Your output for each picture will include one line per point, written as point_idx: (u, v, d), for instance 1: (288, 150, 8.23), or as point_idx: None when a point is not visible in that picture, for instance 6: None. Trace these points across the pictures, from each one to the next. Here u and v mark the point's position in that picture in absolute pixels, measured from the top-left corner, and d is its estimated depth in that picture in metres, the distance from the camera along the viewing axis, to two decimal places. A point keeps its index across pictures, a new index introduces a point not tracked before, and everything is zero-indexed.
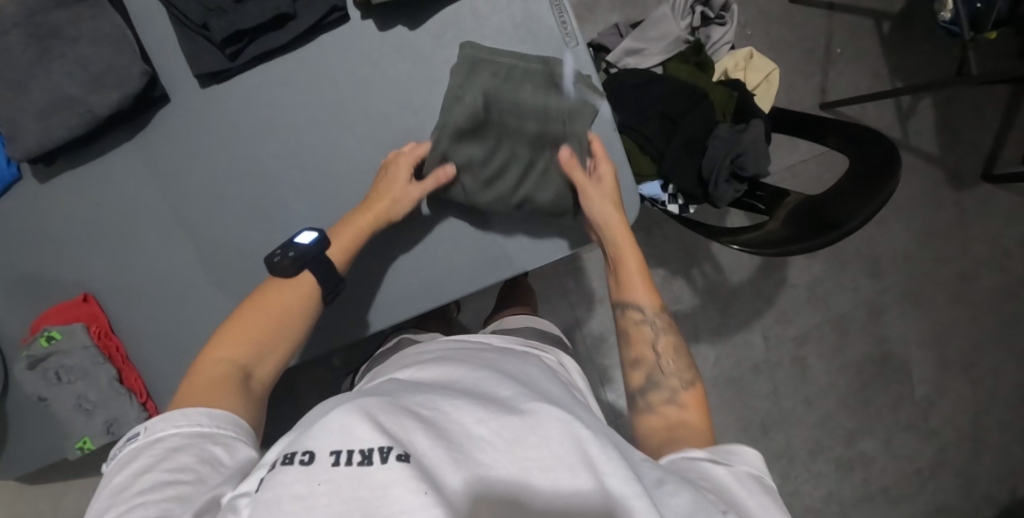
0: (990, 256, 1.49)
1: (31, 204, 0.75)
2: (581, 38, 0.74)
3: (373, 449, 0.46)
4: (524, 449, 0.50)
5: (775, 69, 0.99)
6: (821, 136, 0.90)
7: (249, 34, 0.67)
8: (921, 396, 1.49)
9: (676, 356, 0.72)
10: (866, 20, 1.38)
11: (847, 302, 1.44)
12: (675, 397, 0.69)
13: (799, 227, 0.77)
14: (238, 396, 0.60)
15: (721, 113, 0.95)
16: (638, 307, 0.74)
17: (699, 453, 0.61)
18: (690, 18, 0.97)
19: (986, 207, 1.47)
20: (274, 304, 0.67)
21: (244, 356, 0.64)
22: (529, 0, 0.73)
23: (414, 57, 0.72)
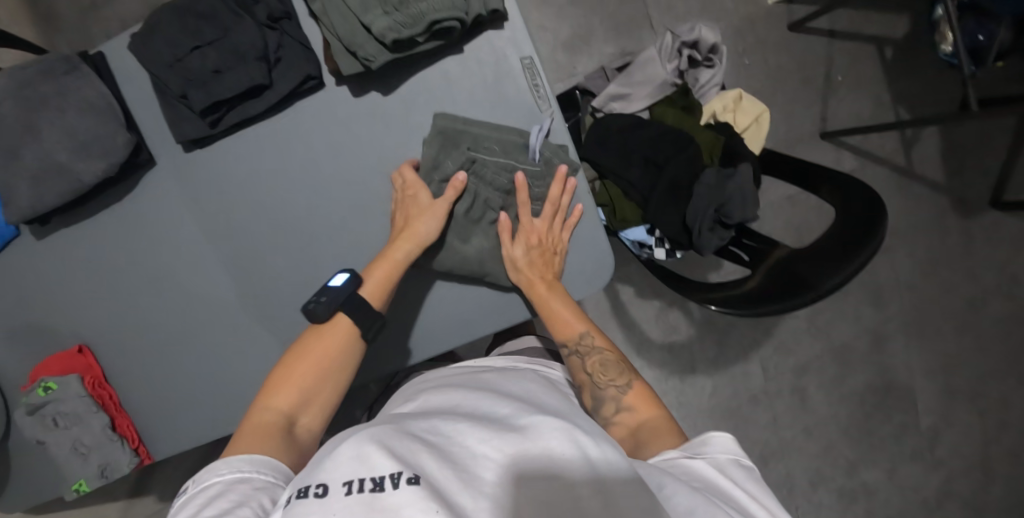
0: (1000, 284, 1.45)
1: (26, 259, 0.78)
2: (553, 101, 0.75)
3: (385, 475, 0.48)
4: (528, 462, 0.53)
5: (765, 111, 0.99)
6: (814, 187, 0.90)
7: (227, 103, 0.69)
8: (926, 426, 1.47)
9: (607, 369, 0.73)
10: (867, 47, 1.36)
11: (848, 331, 1.42)
12: (621, 404, 0.71)
13: (778, 285, 0.77)
14: (285, 444, 0.61)
15: (709, 158, 0.95)
16: (564, 341, 0.76)
17: (675, 453, 0.63)
18: (677, 61, 0.98)
19: (995, 234, 1.44)
20: (320, 344, 0.68)
21: (290, 402, 0.65)
22: (501, 63, 0.74)
23: (386, 122, 0.74)
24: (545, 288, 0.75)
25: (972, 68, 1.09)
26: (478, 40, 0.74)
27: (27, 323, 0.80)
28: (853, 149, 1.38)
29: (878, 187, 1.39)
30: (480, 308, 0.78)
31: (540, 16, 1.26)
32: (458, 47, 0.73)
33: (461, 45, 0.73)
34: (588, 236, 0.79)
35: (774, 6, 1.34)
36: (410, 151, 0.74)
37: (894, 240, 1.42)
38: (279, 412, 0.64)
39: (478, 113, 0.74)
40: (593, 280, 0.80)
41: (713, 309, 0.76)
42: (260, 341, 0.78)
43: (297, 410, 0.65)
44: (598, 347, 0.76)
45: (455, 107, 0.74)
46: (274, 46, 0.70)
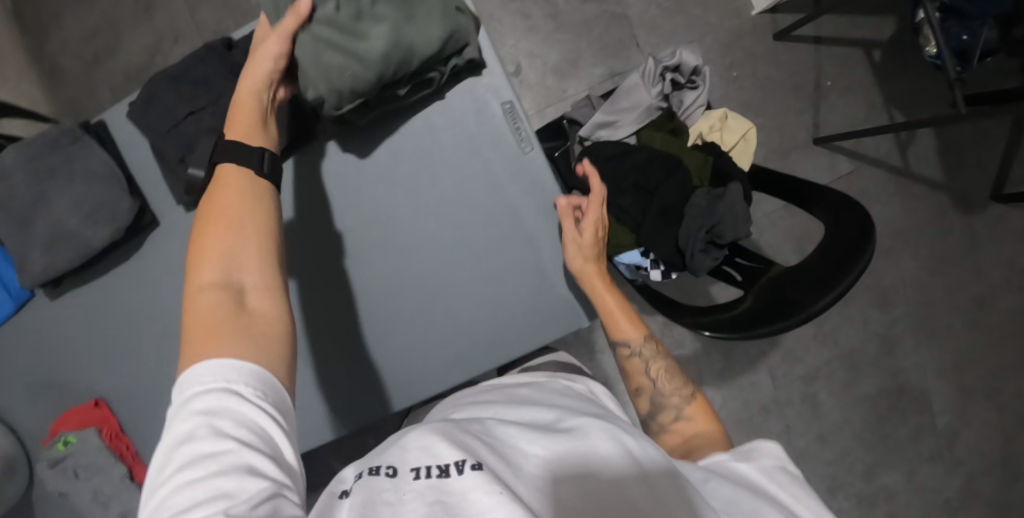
0: (1007, 278, 1.44)
1: (43, 319, 0.82)
2: (535, 140, 0.76)
3: (450, 462, 0.49)
4: (578, 460, 0.53)
5: (752, 128, 1.01)
6: (807, 206, 0.91)
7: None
8: (943, 426, 1.45)
9: (670, 377, 0.77)
10: (856, 51, 1.37)
11: (856, 336, 1.42)
12: (681, 413, 0.75)
13: (770, 305, 0.79)
14: (234, 326, 0.54)
15: (698, 179, 0.96)
16: (625, 341, 0.79)
17: (724, 456, 0.63)
18: (660, 85, 1.00)
19: (999, 229, 1.42)
20: (227, 201, 0.61)
21: (218, 271, 0.57)
22: (481, 108, 0.76)
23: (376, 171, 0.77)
24: (602, 272, 0.77)
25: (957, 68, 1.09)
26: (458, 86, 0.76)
27: (44, 381, 0.83)
28: (848, 153, 1.39)
29: (876, 190, 1.39)
30: (473, 344, 0.80)
31: (527, 44, 1.28)
32: (440, 96, 0.76)
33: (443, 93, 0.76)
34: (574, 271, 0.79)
35: (757, 17, 1.36)
36: (401, 198, 0.78)
37: (897, 242, 1.41)
38: (213, 286, 0.56)
39: (459, 158, 0.77)
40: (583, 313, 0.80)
41: (707, 335, 0.77)
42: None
43: (232, 274, 0.57)
44: (659, 352, 0.79)
45: (438, 157, 0.77)
46: None
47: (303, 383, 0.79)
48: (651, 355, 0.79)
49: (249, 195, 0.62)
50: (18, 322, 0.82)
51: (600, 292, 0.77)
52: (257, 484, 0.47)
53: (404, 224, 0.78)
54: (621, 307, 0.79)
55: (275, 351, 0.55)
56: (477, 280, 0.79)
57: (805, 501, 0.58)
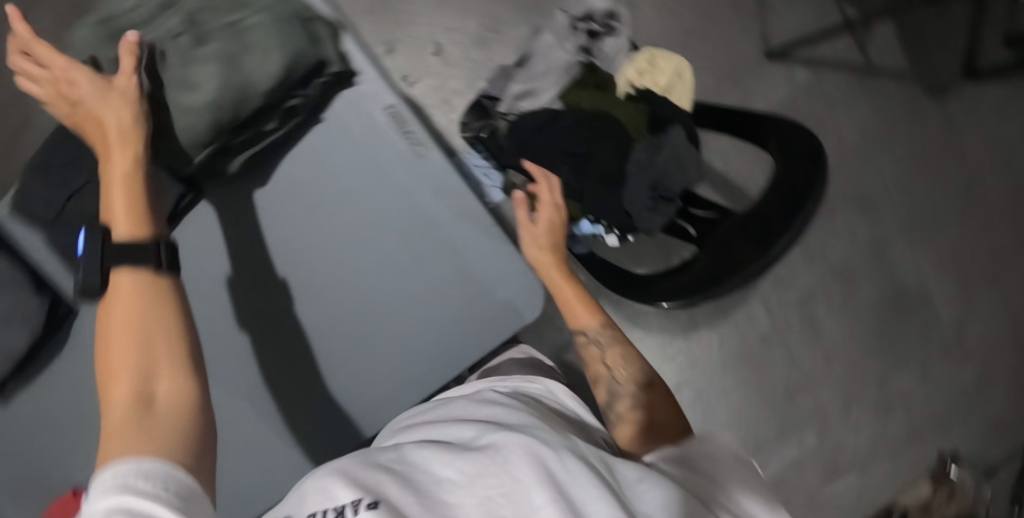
0: (987, 159, 1.39)
1: None
2: (427, 142, 0.81)
3: (346, 504, 0.42)
4: (483, 479, 0.45)
5: (684, 64, 0.93)
6: (760, 139, 0.83)
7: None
8: (949, 320, 1.42)
9: (626, 365, 0.70)
10: None
11: (845, 248, 1.36)
12: (636, 401, 0.65)
13: (722, 257, 0.76)
14: (134, 439, 0.42)
15: (636, 129, 0.90)
16: (581, 329, 0.75)
17: (673, 448, 0.56)
18: (575, 39, 0.94)
19: (971, 109, 1.37)
20: (129, 300, 0.51)
21: (130, 375, 0.47)
22: (369, 125, 0.81)
23: (295, 210, 0.78)
24: (557, 260, 0.78)
25: None
26: (340, 107, 0.81)
27: None
28: (804, 61, 1.31)
29: (841, 95, 1.32)
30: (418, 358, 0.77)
31: (441, 19, 1.20)
32: (317, 117, 0.80)
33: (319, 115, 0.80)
34: (501, 260, 0.80)
35: None
36: (314, 226, 0.78)
37: (874, 144, 1.34)
38: (130, 393, 0.46)
39: (363, 177, 0.80)
40: (513, 303, 0.79)
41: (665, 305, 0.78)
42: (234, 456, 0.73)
43: (150, 374, 0.47)
44: (617, 339, 0.73)
45: (334, 176, 0.79)
46: None
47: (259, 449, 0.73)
48: (608, 343, 0.73)
49: (147, 304, 0.51)
50: None
51: (553, 276, 0.77)
52: None
53: (333, 252, 0.78)
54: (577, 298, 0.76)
55: (173, 446, 0.43)
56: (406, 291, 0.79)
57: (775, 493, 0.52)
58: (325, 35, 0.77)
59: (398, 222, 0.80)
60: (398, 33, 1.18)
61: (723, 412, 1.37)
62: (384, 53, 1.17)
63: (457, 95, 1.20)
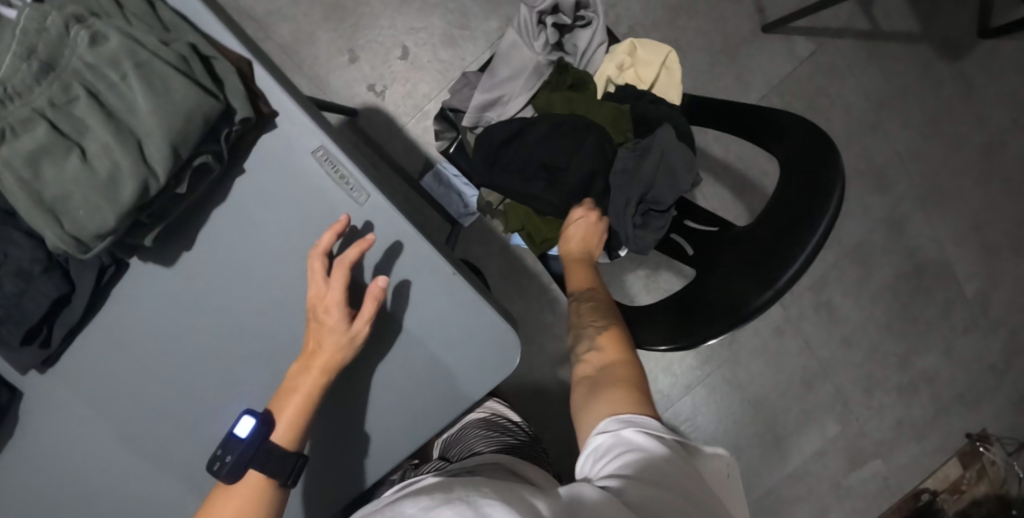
0: (1012, 116, 1.25)
1: None
2: (367, 185, 0.63)
3: None
4: None
5: (671, 51, 0.86)
6: (756, 139, 0.76)
7: (44, 322, 0.60)
8: (973, 294, 1.33)
9: (594, 315, 0.72)
10: None
11: (859, 228, 1.26)
12: (592, 343, 0.70)
13: (726, 287, 0.69)
14: None
15: (619, 132, 0.82)
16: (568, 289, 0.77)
17: (615, 424, 0.58)
18: (544, 37, 0.85)
19: (991, 66, 1.23)
20: (238, 498, 0.59)
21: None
22: (292, 166, 0.62)
23: (218, 280, 0.64)
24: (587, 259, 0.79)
25: None
26: (256, 155, 0.62)
27: None
28: (804, 32, 1.20)
29: (843, 65, 1.21)
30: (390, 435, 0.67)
31: (404, 19, 1.11)
32: (239, 168, 0.62)
33: (239, 166, 0.62)
34: (469, 324, 0.66)
35: None
36: (240, 300, 0.64)
37: (882, 113, 1.21)
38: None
39: (291, 236, 0.63)
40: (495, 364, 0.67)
41: (663, 350, 0.70)
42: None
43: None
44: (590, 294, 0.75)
45: (260, 239, 0.63)
46: None
47: None
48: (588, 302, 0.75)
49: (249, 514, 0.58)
50: None
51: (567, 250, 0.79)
52: None
53: (278, 328, 0.65)
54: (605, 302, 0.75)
55: None
56: (367, 364, 0.66)
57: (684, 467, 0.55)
58: (230, 71, 0.57)
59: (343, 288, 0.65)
60: (360, 39, 1.10)
61: (737, 407, 1.32)
62: (348, 62, 1.10)
63: (430, 100, 1.12)
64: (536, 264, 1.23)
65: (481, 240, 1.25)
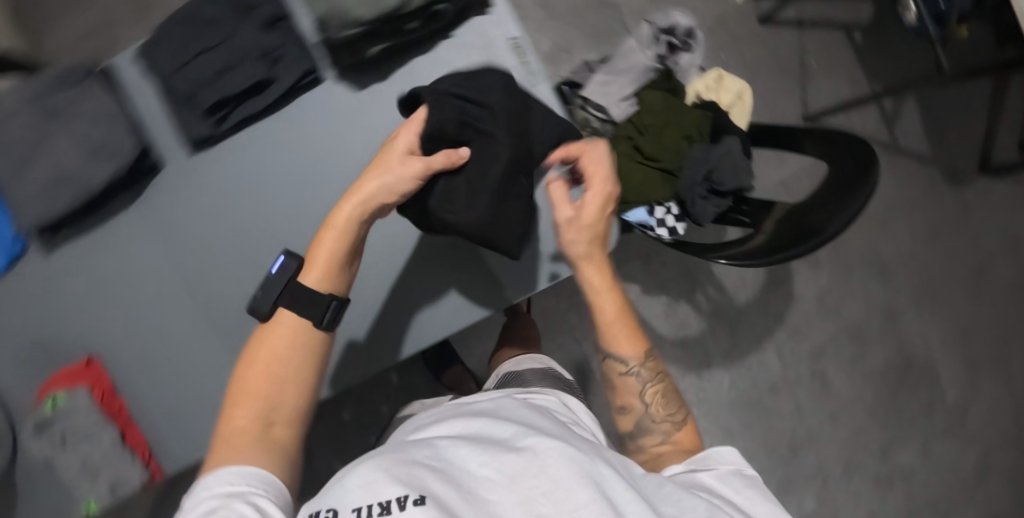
0: (1001, 246, 1.40)
1: (21, 278, 0.75)
2: (543, 75, 0.78)
3: (391, 499, 0.49)
4: (525, 481, 0.52)
5: (747, 87, 1.03)
6: (797, 145, 0.92)
7: (236, 100, 0.75)
8: (953, 400, 1.42)
9: (664, 403, 0.71)
10: (835, 35, 1.24)
11: (860, 310, 1.36)
12: (667, 438, 0.68)
13: (787, 235, 0.80)
14: (261, 448, 0.55)
15: (698, 132, 0.99)
16: (620, 359, 0.71)
17: (681, 467, 0.62)
18: (654, 48, 1.01)
19: (985, 202, 1.36)
20: (278, 343, 0.61)
21: (256, 405, 0.58)
22: (488, 45, 0.78)
23: (385, 116, 0.77)
24: (610, 287, 0.72)
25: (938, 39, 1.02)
26: (467, 27, 0.78)
27: (26, 343, 0.75)
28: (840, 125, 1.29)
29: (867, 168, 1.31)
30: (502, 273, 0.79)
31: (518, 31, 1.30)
32: (450, 31, 0.77)
33: (453, 30, 0.77)
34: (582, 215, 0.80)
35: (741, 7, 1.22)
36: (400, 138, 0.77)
37: (892, 211, 1.34)
38: (248, 419, 0.57)
39: None
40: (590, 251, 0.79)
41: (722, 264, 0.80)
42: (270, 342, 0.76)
43: (271, 411, 0.58)
44: (655, 374, 0.72)
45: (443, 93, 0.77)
46: (274, 45, 0.76)
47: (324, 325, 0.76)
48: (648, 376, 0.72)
49: (291, 350, 0.61)
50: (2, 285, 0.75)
51: (601, 295, 0.71)
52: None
53: None
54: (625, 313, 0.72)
55: (280, 462, 0.55)
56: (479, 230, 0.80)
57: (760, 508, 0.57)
58: None
59: None
60: None
61: None
62: None
63: None
64: None
65: None
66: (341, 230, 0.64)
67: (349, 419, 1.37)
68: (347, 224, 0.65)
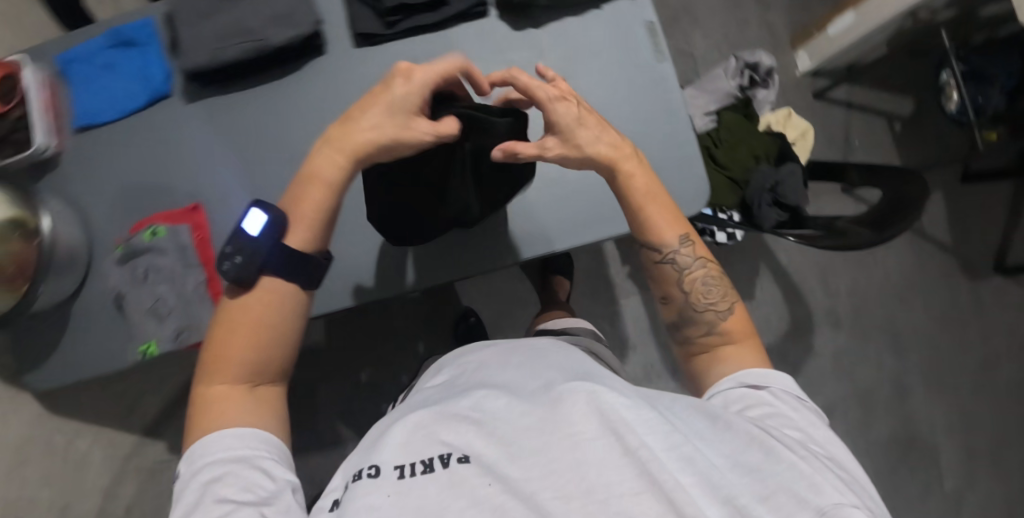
0: (1007, 345, 1.43)
1: (164, 119, 0.88)
2: (667, 55, 0.93)
3: (435, 458, 0.57)
4: (559, 430, 0.56)
5: (811, 128, 1.16)
6: (843, 174, 1.08)
7: (412, 10, 0.88)
8: (950, 488, 1.39)
9: (707, 291, 0.72)
10: (879, 120, 1.37)
11: (870, 377, 1.40)
12: (713, 328, 0.71)
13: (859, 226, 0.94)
14: (246, 408, 0.61)
15: (765, 154, 1.11)
16: (660, 246, 0.72)
17: (735, 385, 0.66)
18: (739, 79, 1.15)
19: (997, 300, 1.41)
20: (255, 311, 0.63)
21: (235, 373, 0.61)
22: (627, 22, 0.94)
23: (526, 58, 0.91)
24: (643, 182, 0.70)
25: (975, 121, 1.12)
26: (614, 5, 0.94)
27: (149, 182, 0.88)
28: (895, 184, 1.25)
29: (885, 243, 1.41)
30: (556, 228, 0.88)
31: None
32: (599, 5, 0.93)
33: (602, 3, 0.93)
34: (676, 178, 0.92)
35: (801, 77, 1.38)
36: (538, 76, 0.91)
37: (909, 288, 1.41)
38: (232, 386, 0.61)
39: (597, 61, 0.93)
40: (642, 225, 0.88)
41: (795, 241, 0.93)
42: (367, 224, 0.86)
43: (257, 373, 0.62)
44: (699, 257, 0.72)
45: (580, 51, 0.93)
46: None
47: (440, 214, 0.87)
48: (688, 261, 0.72)
49: (270, 312, 0.63)
50: (153, 120, 0.89)
51: (637, 188, 0.70)
52: (244, 495, 0.55)
53: None
54: (661, 198, 0.72)
55: (271, 421, 0.63)
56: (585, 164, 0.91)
57: (799, 435, 0.61)
58: None
59: (610, 107, 0.92)
60: None
61: None
62: None
63: None
64: (615, 277, 1.42)
65: None
66: (327, 189, 0.66)
67: (366, 382, 1.38)
68: (332, 178, 0.66)
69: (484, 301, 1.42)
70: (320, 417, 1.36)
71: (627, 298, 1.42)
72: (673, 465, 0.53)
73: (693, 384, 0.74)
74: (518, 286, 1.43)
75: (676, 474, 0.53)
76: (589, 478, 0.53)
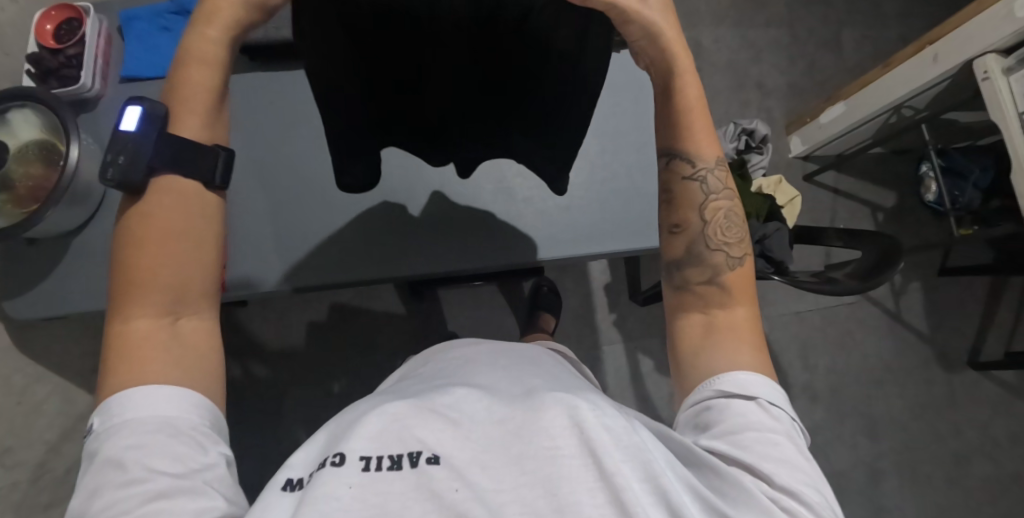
0: (980, 443, 1.39)
1: None
2: None
3: (403, 454, 0.44)
4: (530, 442, 0.44)
5: (799, 196, 1.25)
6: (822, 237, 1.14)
7: None
8: None
9: (724, 228, 0.60)
10: (863, 208, 1.46)
11: (846, 458, 1.36)
12: (718, 277, 0.59)
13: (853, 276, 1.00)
14: (168, 352, 0.49)
15: (756, 213, 1.17)
16: (693, 157, 0.59)
17: (723, 398, 0.54)
18: (736, 142, 1.27)
19: (971, 394, 1.41)
20: (175, 219, 0.50)
21: (160, 298, 0.49)
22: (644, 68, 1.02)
23: None
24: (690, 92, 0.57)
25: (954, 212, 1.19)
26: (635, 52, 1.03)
27: None
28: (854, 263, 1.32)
29: (865, 325, 1.43)
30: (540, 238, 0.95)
31: None
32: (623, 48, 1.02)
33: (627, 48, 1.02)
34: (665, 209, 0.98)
35: (793, 158, 1.49)
36: None
37: (887, 372, 1.41)
38: (152, 321, 0.48)
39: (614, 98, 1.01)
40: (623, 249, 0.95)
41: (780, 281, 1.01)
42: (381, 207, 0.95)
43: (179, 302, 0.49)
44: (727, 188, 0.60)
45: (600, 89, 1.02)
46: None
47: (443, 215, 0.96)
48: (717, 185, 0.60)
49: (183, 215, 0.50)
50: None
51: (690, 99, 0.56)
52: (172, 470, 0.44)
53: None
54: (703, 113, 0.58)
55: (206, 378, 0.50)
56: (583, 188, 0.98)
57: (793, 474, 0.50)
58: None
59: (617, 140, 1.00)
60: None
61: None
62: None
63: None
64: (601, 323, 1.44)
65: (573, 282, 1.46)
66: (214, 68, 0.51)
67: (337, 393, 1.35)
68: (214, 54, 0.51)
69: (469, 329, 1.42)
70: (281, 418, 1.33)
71: (610, 345, 1.43)
72: (646, 500, 0.42)
73: (677, 358, 0.60)
74: (504, 319, 1.44)
75: (650, 511, 0.41)
76: (559, 495, 0.42)
